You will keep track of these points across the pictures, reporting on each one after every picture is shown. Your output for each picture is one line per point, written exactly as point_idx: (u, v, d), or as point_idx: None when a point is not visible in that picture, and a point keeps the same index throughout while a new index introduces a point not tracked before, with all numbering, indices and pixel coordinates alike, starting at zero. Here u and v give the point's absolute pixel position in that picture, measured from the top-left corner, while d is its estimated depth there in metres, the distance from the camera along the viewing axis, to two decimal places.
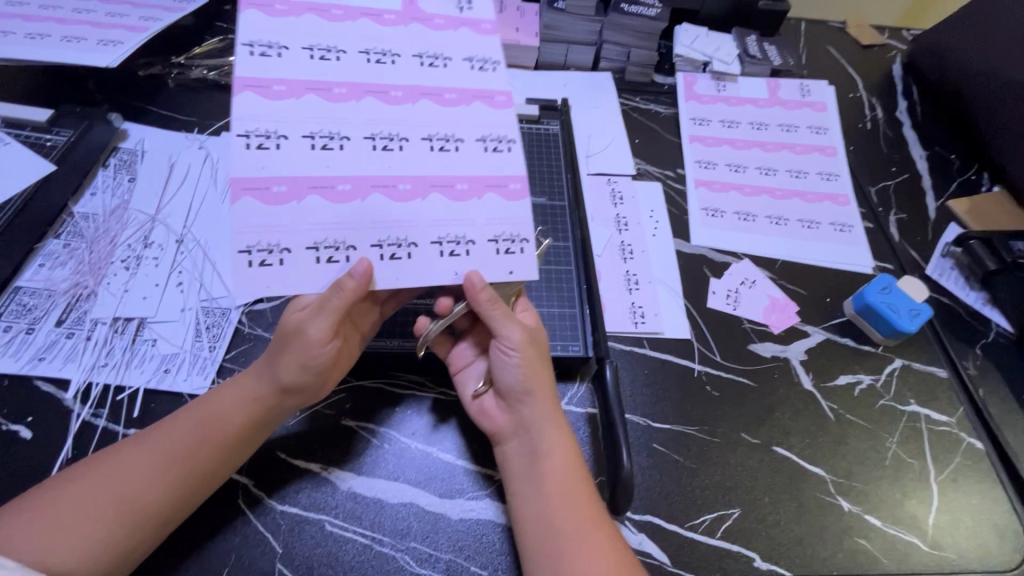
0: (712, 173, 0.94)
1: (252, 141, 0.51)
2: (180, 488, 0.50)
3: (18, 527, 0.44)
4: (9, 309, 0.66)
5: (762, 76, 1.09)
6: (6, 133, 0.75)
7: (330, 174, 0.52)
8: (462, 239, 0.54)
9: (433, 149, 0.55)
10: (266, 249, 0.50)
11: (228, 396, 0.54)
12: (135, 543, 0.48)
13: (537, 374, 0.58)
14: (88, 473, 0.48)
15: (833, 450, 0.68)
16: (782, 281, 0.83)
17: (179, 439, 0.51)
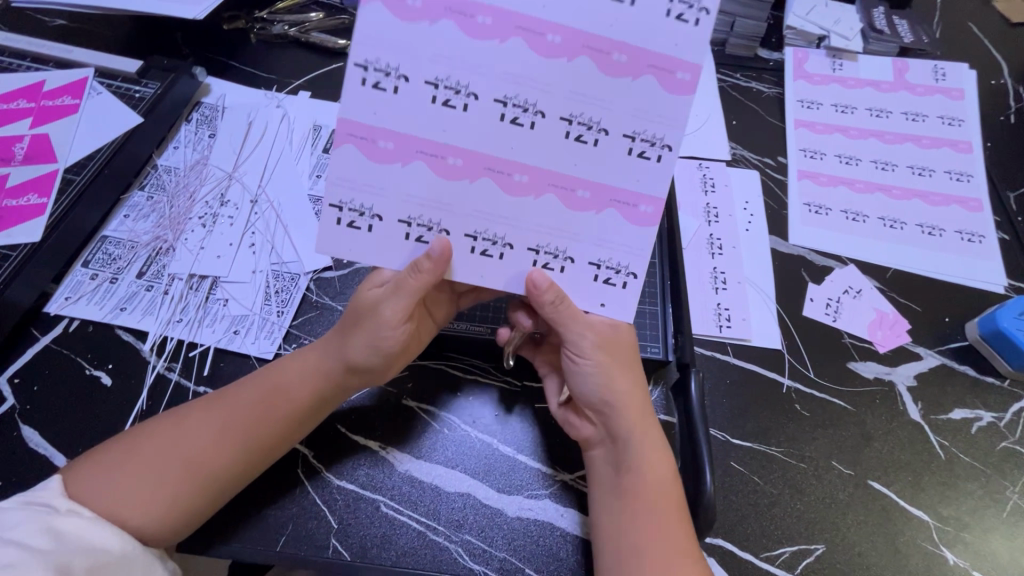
0: (819, 164, 0.83)
1: (370, 76, 0.45)
2: (247, 459, 0.50)
3: (99, 482, 0.46)
4: (96, 257, 0.68)
5: (889, 55, 0.95)
6: (100, 83, 0.76)
7: (445, 143, 0.47)
8: (562, 253, 0.51)
9: (568, 137, 0.47)
10: (357, 210, 0.49)
11: (297, 370, 0.54)
12: (201, 508, 0.48)
13: (626, 378, 0.54)
14: (162, 433, 0.49)
15: (940, 492, 0.60)
16: (893, 293, 0.73)
17: (249, 407, 0.51)
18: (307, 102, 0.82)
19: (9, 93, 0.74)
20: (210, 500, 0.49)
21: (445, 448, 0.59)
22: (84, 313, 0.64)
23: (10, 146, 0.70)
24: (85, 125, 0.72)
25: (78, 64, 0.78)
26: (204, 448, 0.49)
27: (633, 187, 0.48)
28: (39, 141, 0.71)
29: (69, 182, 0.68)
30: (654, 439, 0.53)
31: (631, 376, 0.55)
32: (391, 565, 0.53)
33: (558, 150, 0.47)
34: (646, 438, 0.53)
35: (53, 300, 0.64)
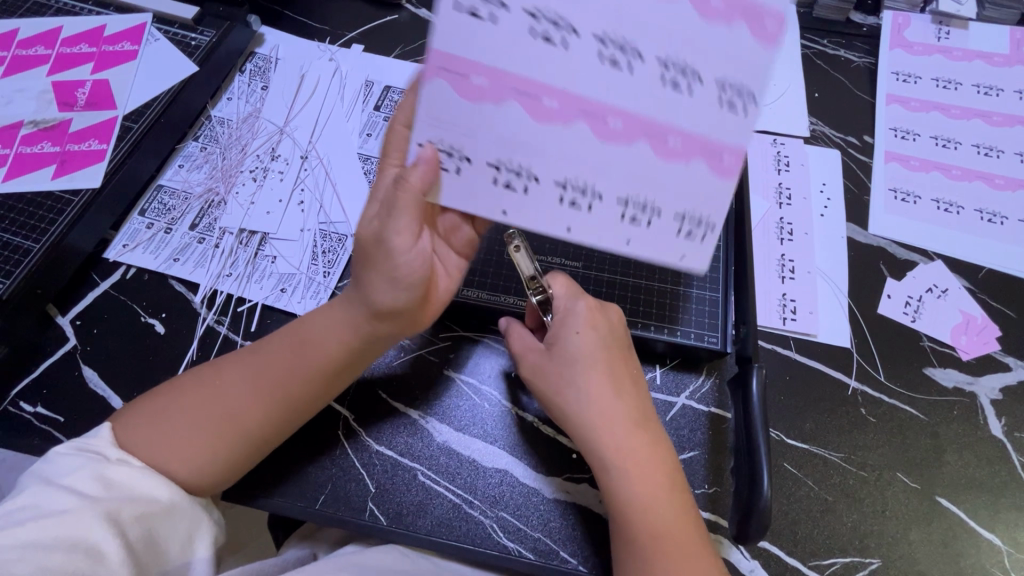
0: (910, 145, 0.75)
1: (467, 0, 0.41)
2: (271, 406, 0.50)
3: (140, 425, 0.48)
4: (152, 207, 0.68)
5: (1007, 23, 0.83)
6: (158, 29, 0.75)
7: (540, 80, 0.43)
8: (648, 206, 0.46)
9: (602, 59, 0.42)
10: (448, 151, 0.46)
11: (325, 322, 0.52)
12: (238, 453, 0.49)
13: (594, 391, 0.50)
14: (199, 383, 0.50)
15: (1016, 516, 0.55)
16: (983, 296, 0.66)
17: (280, 360, 0.51)
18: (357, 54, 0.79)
19: (72, 37, 0.74)
20: (242, 450, 0.49)
21: (480, 418, 0.58)
22: (141, 261, 0.65)
23: (72, 91, 0.71)
24: (143, 72, 0.72)
25: (136, 9, 0.77)
26: (239, 401, 0.49)
27: (717, 137, 0.43)
28: (100, 87, 0.71)
29: (127, 130, 0.68)
30: (641, 452, 0.49)
31: (606, 385, 0.51)
32: (426, 534, 0.53)
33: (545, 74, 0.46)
34: (634, 456, 0.49)
35: (112, 246, 0.66)
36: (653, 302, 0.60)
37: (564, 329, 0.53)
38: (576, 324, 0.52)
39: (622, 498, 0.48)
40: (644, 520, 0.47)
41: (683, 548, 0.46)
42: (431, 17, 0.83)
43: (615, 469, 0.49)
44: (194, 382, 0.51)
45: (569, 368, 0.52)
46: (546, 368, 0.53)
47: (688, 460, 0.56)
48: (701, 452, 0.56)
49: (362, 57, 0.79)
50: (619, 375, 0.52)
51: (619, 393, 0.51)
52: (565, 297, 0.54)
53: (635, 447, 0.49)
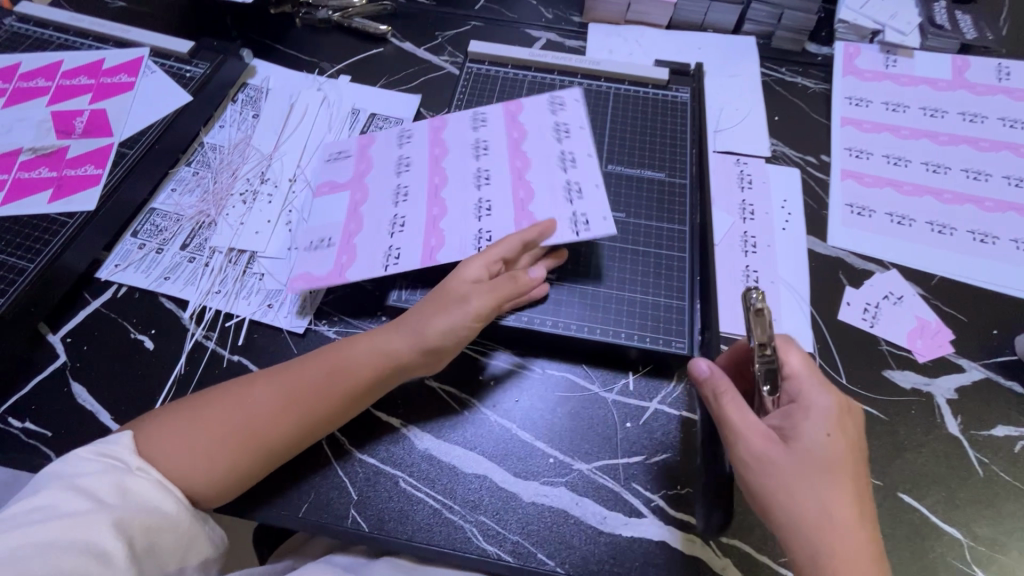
0: (864, 163, 0.80)
1: (390, 219, 0.67)
2: (299, 428, 0.52)
3: (164, 437, 0.50)
4: (144, 228, 0.71)
5: (949, 52, 0.90)
6: (154, 62, 0.79)
7: (460, 219, 0.65)
8: (577, 199, 0.64)
9: (476, 200, 0.66)
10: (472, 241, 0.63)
11: (361, 350, 0.56)
12: (256, 468, 0.51)
13: (816, 493, 0.45)
14: (226, 399, 0.52)
15: (975, 510, 0.57)
16: (937, 301, 0.69)
17: (311, 384, 0.54)
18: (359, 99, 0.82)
19: (72, 70, 0.78)
20: (259, 465, 0.51)
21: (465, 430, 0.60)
22: (132, 280, 0.67)
23: (71, 119, 0.74)
24: (139, 102, 0.75)
25: (134, 43, 0.81)
26: (261, 418, 0.52)
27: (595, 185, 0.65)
28: (97, 116, 0.74)
29: (123, 156, 0.71)
30: (846, 483, 0.45)
31: (824, 483, 0.45)
32: (407, 538, 0.54)
33: (446, 211, 0.65)
34: (830, 486, 0.45)
35: (104, 266, 0.68)
36: (622, 309, 0.63)
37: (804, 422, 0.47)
38: (807, 413, 0.48)
39: (807, 523, 0.44)
40: (813, 537, 0.44)
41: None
42: (415, 50, 0.89)
43: (800, 492, 0.45)
44: (219, 395, 0.53)
45: (796, 479, 0.45)
46: (775, 466, 0.46)
47: (660, 463, 0.58)
48: (672, 454, 0.58)
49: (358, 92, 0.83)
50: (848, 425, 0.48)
51: (843, 435, 0.47)
52: (804, 383, 0.49)
53: (831, 472, 0.45)
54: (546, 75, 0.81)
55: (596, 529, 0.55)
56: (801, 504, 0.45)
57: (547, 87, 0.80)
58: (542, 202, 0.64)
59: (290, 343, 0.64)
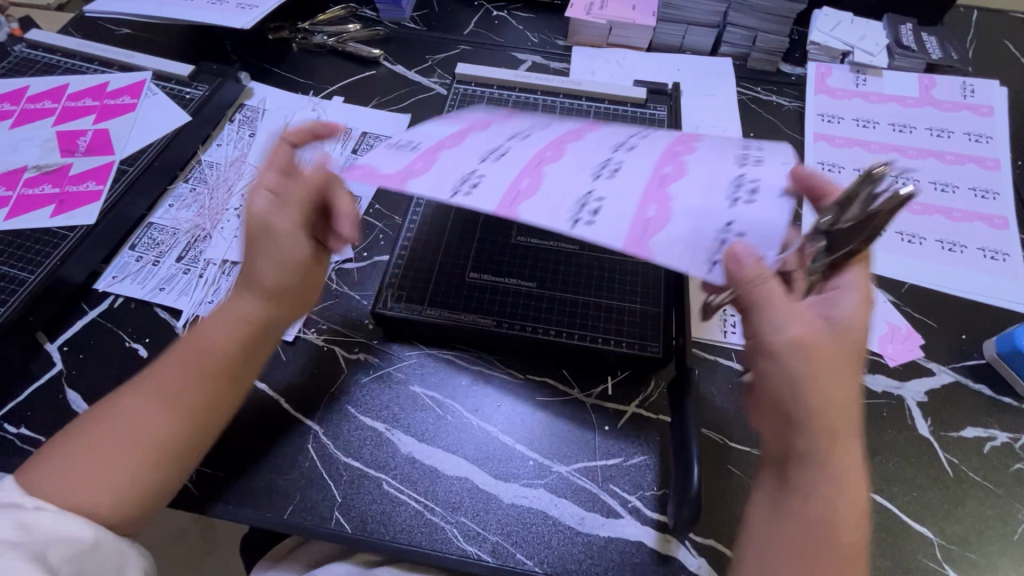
0: (836, 177, 0.83)
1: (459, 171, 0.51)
2: (190, 421, 0.51)
3: (47, 475, 0.47)
4: (142, 241, 0.74)
5: (916, 71, 0.94)
6: (156, 85, 0.83)
7: (564, 206, 0.48)
8: (727, 228, 0.47)
9: (579, 203, 0.48)
10: (579, 208, 0.48)
11: (210, 331, 0.54)
12: (165, 471, 0.50)
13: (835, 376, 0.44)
14: (107, 421, 0.50)
15: (946, 509, 0.58)
16: (907, 308, 0.72)
17: (187, 376, 0.52)
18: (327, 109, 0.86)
19: (78, 92, 0.82)
20: (171, 468, 0.50)
21: (442, 432, 0.61)
22: (128, 291, 0.70)
23: (74, 139, 0.78)
24: (141, 122, 0.79)
25: (137, 67, 0.85)
26: (156, 424, 0.50)
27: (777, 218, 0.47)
28: (100, 135, 0.78)
29: (123, 172, 0.74)
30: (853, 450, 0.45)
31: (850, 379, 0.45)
32: (389, 539, 0.55)
33: (559, 204, 0.48)
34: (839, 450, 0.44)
35: (101, 277, 0.71)
36: (600, 316, 0.65)
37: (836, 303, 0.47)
38: (846, 298, 0.47)
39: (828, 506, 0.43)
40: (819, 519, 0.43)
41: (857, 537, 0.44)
42: (406, 72, 0.93)
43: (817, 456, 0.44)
44: (100, 421, 0.50)
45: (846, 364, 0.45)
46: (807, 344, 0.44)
47: (637, 465, 0.59)
48: (647, 456, 0.60)
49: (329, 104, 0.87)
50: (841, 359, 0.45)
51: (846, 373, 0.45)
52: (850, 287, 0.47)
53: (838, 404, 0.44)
54: (530, 95, 0.84)
55: (575, 529, 0.56)
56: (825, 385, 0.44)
57: (530, 106, 0.83)
58: (668, 206, 0.48)
59: (279, 351, 0.66)
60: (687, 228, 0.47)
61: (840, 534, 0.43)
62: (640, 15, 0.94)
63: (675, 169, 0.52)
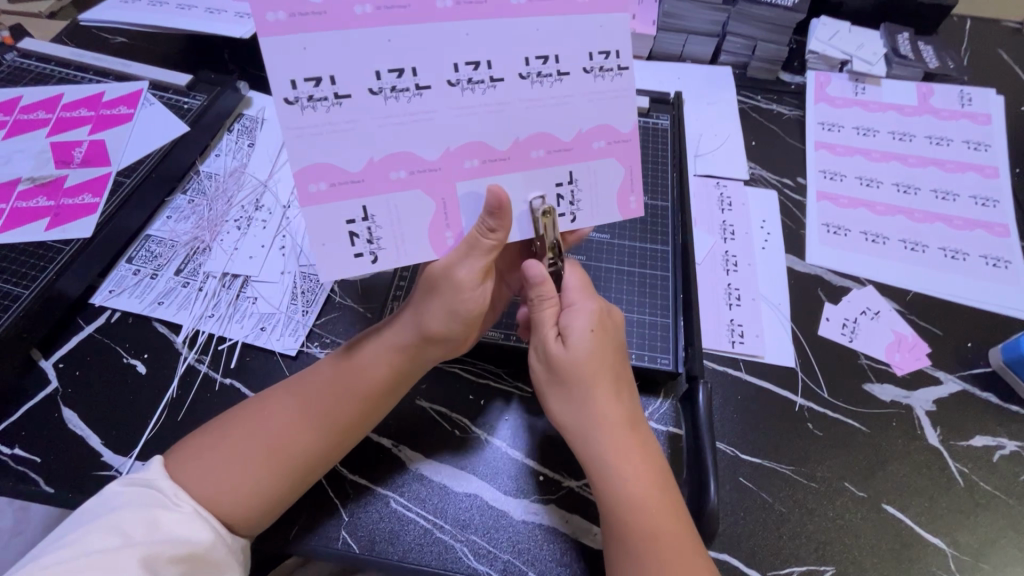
0: (838, 185, 0.84)
1: (301, 92, 0.45)
2: (322, 439, 0.52)
3: (206, 471, 0.49)
4: (139, 255, 0.73)
5: (914, 79, 0.95)
6: (153, 95, 0.82)
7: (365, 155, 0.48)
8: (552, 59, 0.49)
9: (376, 93, 0.47)
10: (365, 223, 0.50)
11: (370, 353, 0.55)
12: (291, 491, 0.51)
13: (590, 393, 0.53)
14: (261, 429, 0.52)
15: (959, 520, 0.58)
16: (912, 316, 0.72)
17: (329, 397, 0.54)
18: (282, 113, 0.45)
19: (72, 103, 0.81)
20: (297, 481, 0.52)
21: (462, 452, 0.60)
22: (125, 305, 0.68)
23: (69, 150, 0.76)
24: (136, 133, 0.77)
25: (134, 77, 0.84)
26: (291, 429, 0.52)
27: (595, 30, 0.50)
28: (96, 146, 0.76)
29: (120, 184, 0.73)
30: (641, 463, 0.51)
31: (602, 384, 0.53)
32: (397, 559, 0.54)
33: (378, 119, 0.47)
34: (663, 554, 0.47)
35: (98, 292, 0.69)
36: None
37: (571, 323, 0.54)
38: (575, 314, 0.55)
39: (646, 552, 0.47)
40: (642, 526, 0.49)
41: (668, 523, 0.49)
42: None
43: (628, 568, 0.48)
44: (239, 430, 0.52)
45: (576, 386, 0.53)
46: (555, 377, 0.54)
47: None
48: None
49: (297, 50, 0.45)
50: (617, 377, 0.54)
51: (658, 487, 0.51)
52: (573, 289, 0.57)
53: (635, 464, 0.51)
54: None
55: (586, 545, 0.55)
56: (595, 413, 0.52)
57: None
58: (552, 139, 0.51)
59: (282, 366, 0.65)
60: (596, 152, 0.52)
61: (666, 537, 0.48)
62: (641, 24, 0.95)
63: (595, 135, 0.52)
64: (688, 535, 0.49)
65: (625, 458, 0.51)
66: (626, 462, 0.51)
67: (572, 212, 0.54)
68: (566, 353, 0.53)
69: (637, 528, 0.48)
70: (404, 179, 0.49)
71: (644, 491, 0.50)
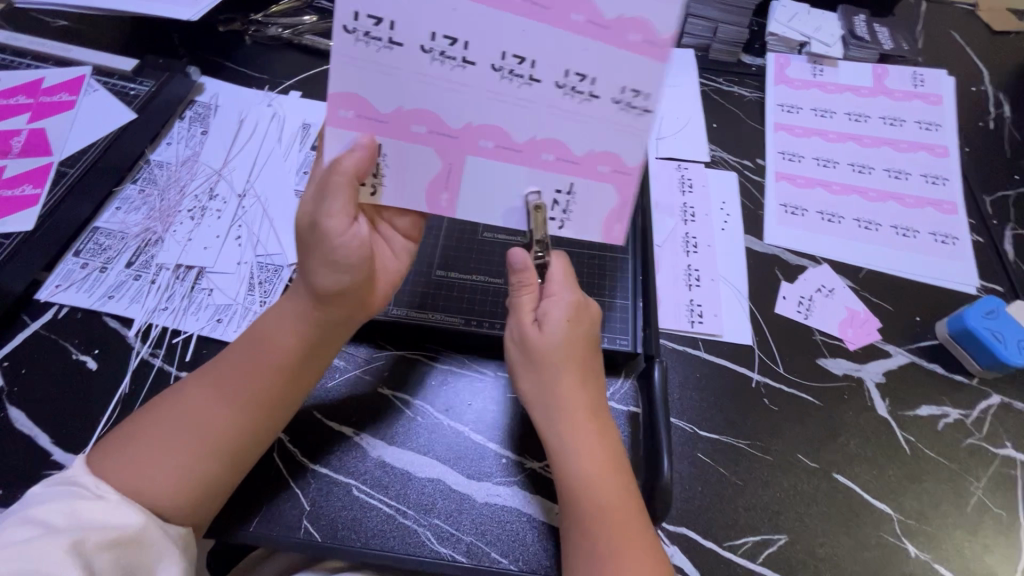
0: (796, 166, 0.85)
1: (361, 26, 0.44)
2: (242, 415, 0.51)
3: (122, 464, 0.47)
4: (87, 248, 0.70)
5: (870, 61, 0.97)
6: (97, 81, 0.79)
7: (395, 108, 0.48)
8: (589, 78, 0.45)
9: (431, 58, 0.45)
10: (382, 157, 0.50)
11: (277, 325, 0.54)
12: (221, 474, 0.50)
13: (563, 389, 0.53)
14: (180, 415, 0.51)
15: (905, 486, 0.61)
16: (864, 292, 0.74)
17: (240, 375, 0.52)
18: (335, 38, 0.45)
19: (9, 89, 0.77)
20: (223, 463, 0.50)
21: (455, 392, 0.63)
22: (73, 300, 0.66)
23: (7, 140, 0.73)
24: (80, 121, 0.74)
25: (76, 63, 0.80)
26: (209, 412, 0.51)
27: (636, 61, 0.44)
28: (36, 135, 0.73)
29: (62, 175, 0.70)
30: (605, 464, 0.52)
31: (574, 381, 0.53)
32: (359, 546, 0.54)
33: (423, 81, 0.46)
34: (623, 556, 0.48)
35: (44, 287, 0.67)
36: None
37: (549, 312, 0.54)
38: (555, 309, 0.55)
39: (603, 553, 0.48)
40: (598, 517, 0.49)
41: (617, 497, 0.50)
42: None
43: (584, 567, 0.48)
44: (157, 419, 0.50)
45: (546, 376, 0.53)
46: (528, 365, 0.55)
47: None
48: None
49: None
50: (588, 373, 0.55)
51: (618, 486, 0.51)
52: (557, 281, 0.56)
53: (598, 465, 0.51)
54: None
55: (549, 524, 0.56)
56: (563, 396, 0.53)
57: None
58: (565, 147, 0.49)
59: None
60: (597, 174, 0.50)
61: (625, 538, 0.49)
62: None
63: (600, 158, 0.49)
64: (643, 529, 0.50)
65: (581, 438, 0.52)
66: (583, 441, 0.52)
67: (563, 217, 0.52)
68: (541, 340, 0.54)
69: (590, 504, 0.50)
70: (425, 135, 0.49)
71: (599, 471, 0.51)
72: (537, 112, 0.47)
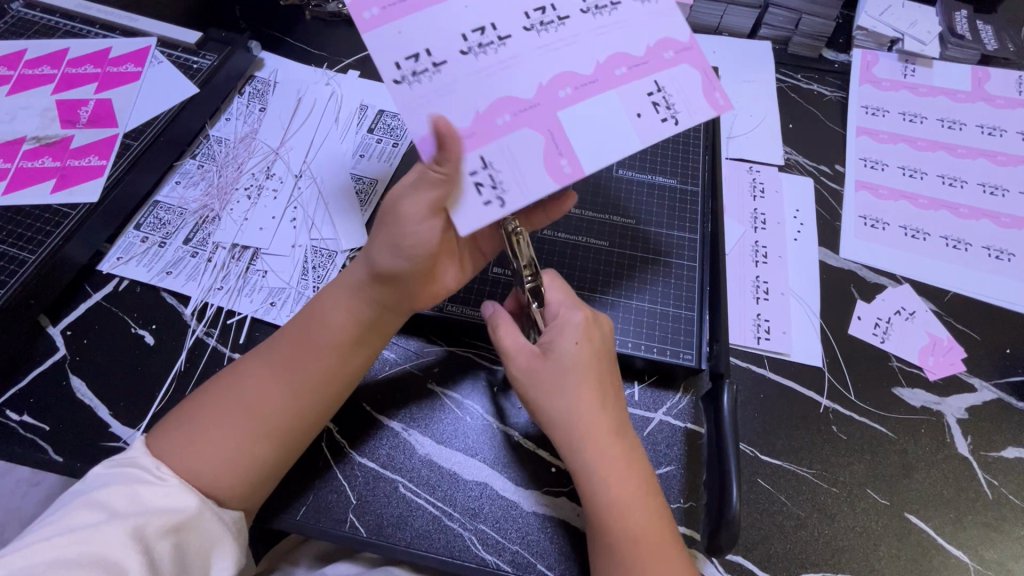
0: (879, 175, 0.79)
1: (405, 65, 0.47)
2: (294, 391, 0.51)
3: (173, 441, 0.47)
4: (147, 222, 0.70)
5: (968, 62, 0.88)
6: (161, 53, 0.78)
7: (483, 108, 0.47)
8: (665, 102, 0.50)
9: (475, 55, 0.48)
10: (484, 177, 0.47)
11: (329, 300, 0.54)
12: (272, 452, 0.50)
13: (583, 403, 0.50)
14: (230, 393, 0.50)
15: (983, 533, 0.56)
16: (949, 318, 0.68)
17: (291, 350, 0.52)
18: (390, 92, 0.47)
19: (78, 58, 0.77)
20: (274, 441, 0.50)
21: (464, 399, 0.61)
22: (133, 274, 0.66)
23: (75, 109, 0.73)
24: (144, 94, 0.74)
25: (142, 33, 0.80)
26: (260, 389, 0.50)
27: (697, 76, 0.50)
28: (102, 106, 0.73)
29: (127, 147, 0.70)
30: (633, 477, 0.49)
31: (591, 395, 0.51)
32: (405, 545, 0.53)
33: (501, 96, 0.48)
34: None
35: (106, 258, 0.67)
36: (632, 319, 0.62)
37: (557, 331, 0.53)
38: (569, 328, 0.53)
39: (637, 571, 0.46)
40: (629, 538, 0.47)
41: (650, 522, 0.48)
42: None
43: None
44: (210, 397, 0.50)
45: (558, 387, 0.51)
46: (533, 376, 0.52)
47: (664, 475, 0.56)
48: (675, 469, 0.56)
49: (390, 35, 0.47)
50: (605, 386, 0.52)
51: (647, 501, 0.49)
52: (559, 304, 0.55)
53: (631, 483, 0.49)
54: None
55: None
56: (578, 424, 0.50)
57: None
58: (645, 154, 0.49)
59: None
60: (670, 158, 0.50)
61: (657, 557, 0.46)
62: None
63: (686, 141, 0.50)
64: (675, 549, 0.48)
65: (605, 453, 0.49)
66: (613, 472, 0.49)
67: (673, 117, 0.49)
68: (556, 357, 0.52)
69: (622, 526, 0.47)
70: (509, 121, 0.48)
71: (627, 507, 0.48)
72: (619, 131, 0.49)
